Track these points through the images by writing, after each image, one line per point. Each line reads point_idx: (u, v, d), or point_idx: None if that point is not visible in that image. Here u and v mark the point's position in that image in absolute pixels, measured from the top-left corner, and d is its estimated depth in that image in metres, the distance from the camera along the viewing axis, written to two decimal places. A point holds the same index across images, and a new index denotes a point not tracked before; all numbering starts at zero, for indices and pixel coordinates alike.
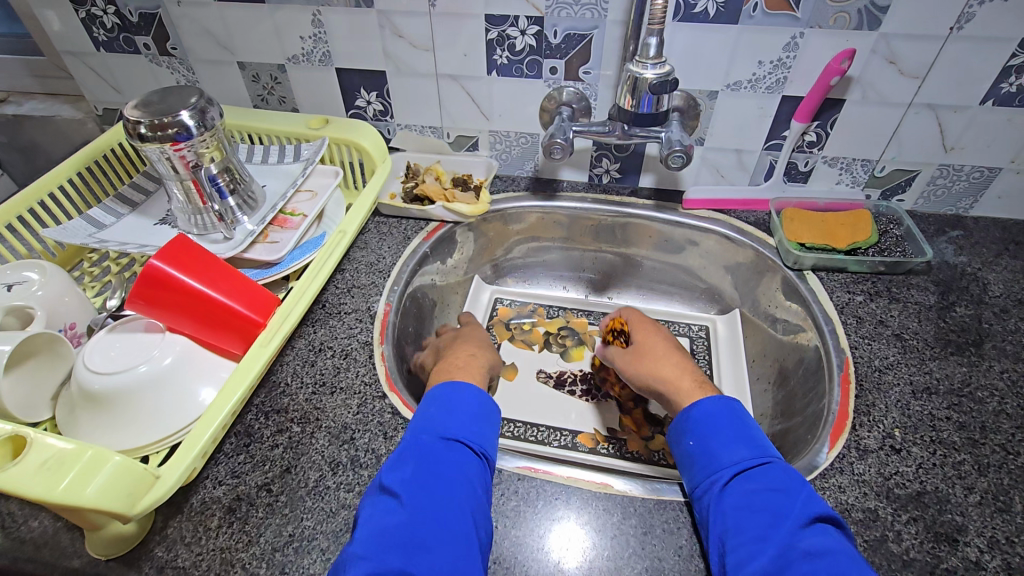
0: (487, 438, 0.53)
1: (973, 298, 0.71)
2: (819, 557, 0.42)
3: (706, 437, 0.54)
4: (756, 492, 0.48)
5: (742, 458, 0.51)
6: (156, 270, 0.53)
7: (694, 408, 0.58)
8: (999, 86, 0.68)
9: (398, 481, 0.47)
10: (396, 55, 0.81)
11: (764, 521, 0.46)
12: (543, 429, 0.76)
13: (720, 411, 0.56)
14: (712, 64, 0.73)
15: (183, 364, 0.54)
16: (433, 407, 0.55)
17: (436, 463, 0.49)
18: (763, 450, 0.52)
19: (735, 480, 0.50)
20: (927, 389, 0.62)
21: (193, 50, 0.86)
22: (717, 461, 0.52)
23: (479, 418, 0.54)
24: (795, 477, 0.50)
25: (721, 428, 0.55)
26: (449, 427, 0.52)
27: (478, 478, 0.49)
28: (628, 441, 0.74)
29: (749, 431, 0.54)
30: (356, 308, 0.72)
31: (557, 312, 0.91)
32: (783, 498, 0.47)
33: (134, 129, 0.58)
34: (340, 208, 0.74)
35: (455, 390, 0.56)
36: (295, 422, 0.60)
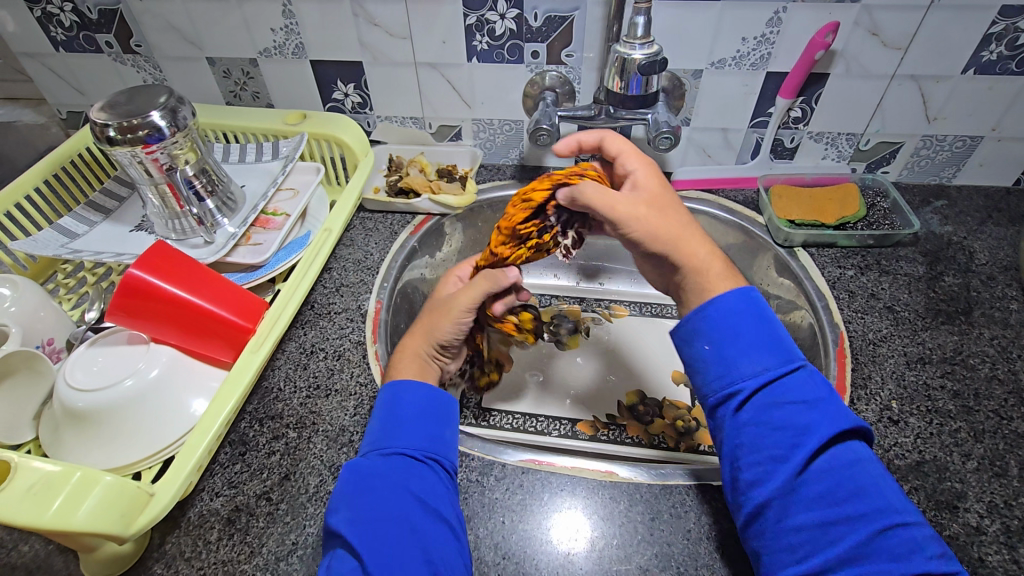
0: (437, 439, 0.52)
1: (960, 267, 0.72)
2: (837, 480, 0.43)
3: (722, 341, 0.49)
4: (780, 407, 0.46)
5: (760, 367, 0.48)
6: (134, 279, 0.50)
7: (710, 305, 0.51)
8: (980, 54, 0.69)
9: (343, 518, 0.46)
10: (372, 44, 0.78)
11: (785, 440, 0.45)
12: (542, 420, 0.75)
13: (742, 307, 0.50)
14: (696, 42, 0.72)
15: (172, 375, 0.52)
16: (374, 423, 0.52)
17: (381, 486, 0.47)
18: (786, 352, 0.49)
19: (755, 392, 0.47)
20: (920, 359, 0.62)
21: (159, 47, 0.83)
22: (738, 368, 0.48)
23: (424, 420, 0.52)
24: (819, 384, 0.48)
25: (740, 329, 0.49)
26: (393, 442, 0.50)
27: (433, 490, 0.48)
28: (628, 427, 0.74)
29: (769, 327, 0.49)
30: (346, 307, 0.71)
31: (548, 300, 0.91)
32: (808, 411, 0.46)
33: (101, 133, 0.55)
34: (324, 206, 0.72)
35: (395, 395, 0.53)
36: (291, 428, 0.59)
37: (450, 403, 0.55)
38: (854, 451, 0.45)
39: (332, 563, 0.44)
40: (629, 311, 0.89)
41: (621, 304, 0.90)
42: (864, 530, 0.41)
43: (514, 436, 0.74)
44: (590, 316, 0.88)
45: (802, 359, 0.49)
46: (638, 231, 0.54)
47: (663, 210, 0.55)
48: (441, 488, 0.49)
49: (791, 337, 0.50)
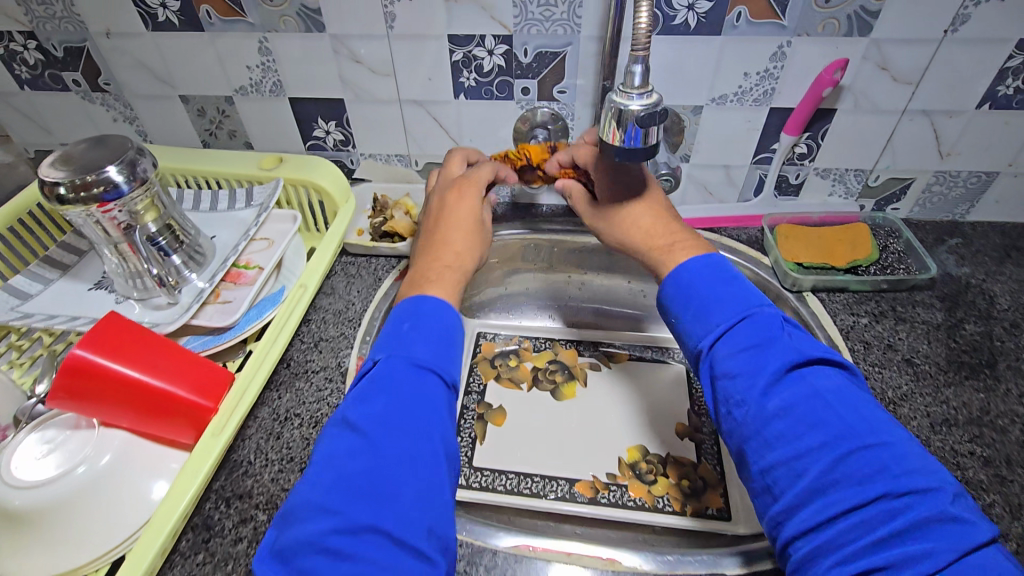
0: (452, 359, 0.48)
1: (980, 313, 0.67)
2: (806, 409, 0.42)
3: (686, 309, 0.51)
4: (738, 355, 0.47)
5: (716, 318, 0.49)
6: (77, 360, 0.44)
7: (671, 276, 0.54)
8: (996, 88, 0.65)
9: (363, 414, 0.43)
10: (353, 81, 0.74)
11: (749, 379, 0.45)
12: (537, 480, 0.69)
13: (700, 269, 0.52)
14: (696, 78, 0.68)
15: (124, 460, 0.47)
16: (403, 328, 0.48)
17: (400, 394, 0.44)
18: (743, 303, 0.50)
19: (715, 346, 0.48)
20: (945, 421, 0.58)
21: (129, 85, 0.78)
22: (704, 324, 0.50)
23: (443, 339, 0.49)
24: (771, 327, 0.47)
25: (697, 286, 0.51)
26: (417, 351, 0.47)
27: (445, 414, 0.45)
28: (630, 487, 0.68)
29: (727, 282, 0.51)
30: (324, 366, 0.66)
31: (544, 343, 0.84)
32: (766, 351, 0.46)
33: (50, 191, 0.50)
34: (300, 257, 0.67)
35: (416, 307, 0.50)
36: (261, 509, 0.54)
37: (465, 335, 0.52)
38: (821, 372, 0.45)
39: (337, 456, 0.41)
40: (630, 355, 0.82)
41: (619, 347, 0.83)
42: (833, 454, 0.40)
43: (507, 499, 0.67)
44: (588, 361, 0.81)
45: (762, 305, 0.50)
46: (633, 249, 0.60)
47: (662, 219, 0.59)
48: (441, 404, 0.45)
49: (753, 288, 0.51)
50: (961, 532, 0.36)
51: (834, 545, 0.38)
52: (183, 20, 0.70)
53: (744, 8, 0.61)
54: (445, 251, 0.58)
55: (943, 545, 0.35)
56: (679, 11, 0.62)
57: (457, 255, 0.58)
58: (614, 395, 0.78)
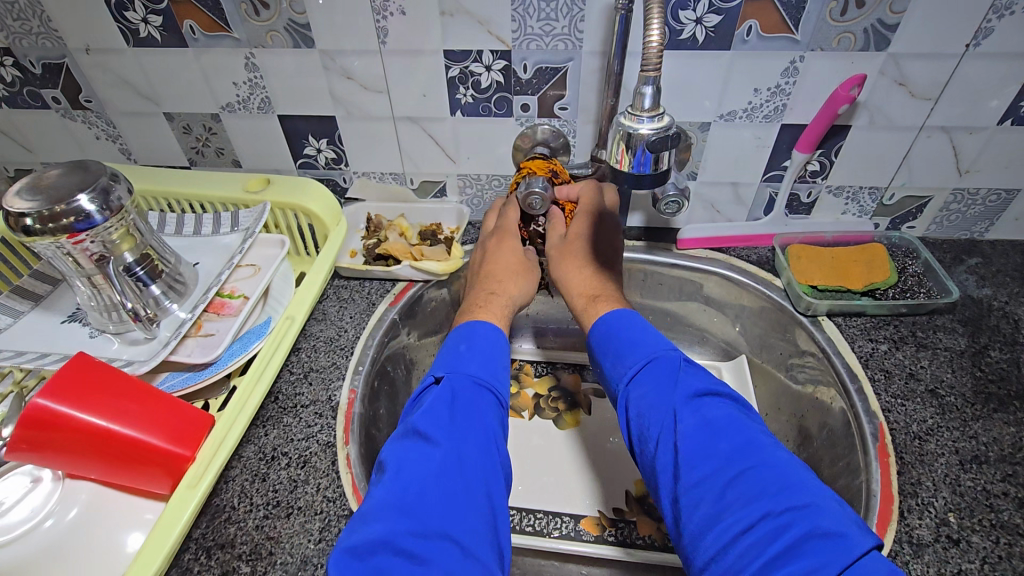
0: (501, 379, 0.51)
1: (1005, 339, 0.64)
2: (706, 438, 0.44)
3: (607, 348, 0.54)
4: (646, 392, 0.49)
5: (635, 356, 0.52)
6: (38, 410, 0.40)
7: (597, 322, 0.57)
8: (1019, 104, 0.62)
9: (428, 421, 0.45)
10: (345, 98, 0.71)
11: (659, 411, 0.47)
12: (541, 517, 0.66)
13: (619, 316, 0.56)
14: (703, 94, 0.65)
15: (91, 515, 0.44)
16: (459, 348, 0.52)
17: (468, 410, 0.47)
18: (654, 346, 0.53)
19: (629, 384, 0.51)
20: (975, 459, 0.54)
21: (111, 102, 0.75)
22: (622, 363, 0.52)
23: (497, 363, 0.52)
24: (679, 368, 0.50)
25: (619, 330, 0.55)
26: (475, 369, 0.50)
27: (497, 424, 0.48)
28: (638, 524, 0.65)
29: (645, 328, 0.54)
30: (314, 399, 0.62)
31: (545, 368, 0.81)
32: (669, 389, 0.48)
33: (16, 223, 0.47)
34: (289, 285, 0.64)
35: (469, 331, 0.54)
36: (244, 561, 0.50)
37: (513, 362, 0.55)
38: (724, 409, 0.47)
39: (407, 458, 0.43)
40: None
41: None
42: (729, 478, 0.41)
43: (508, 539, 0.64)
44: (591, 387, 0.79)
45: (674, 349, 0.53)
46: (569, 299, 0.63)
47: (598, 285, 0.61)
48: (495, 417, 0.48)
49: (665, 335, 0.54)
50: (842, 546, 0.36)
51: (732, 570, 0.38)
52: (166, 36, 0.67)
53: (754, 22, 0.58)
54: (492, 283, 0.63)
55: (823, 561, 0.35)
56: (686, 25, 0.59)
57: (502, 284, 0.62)
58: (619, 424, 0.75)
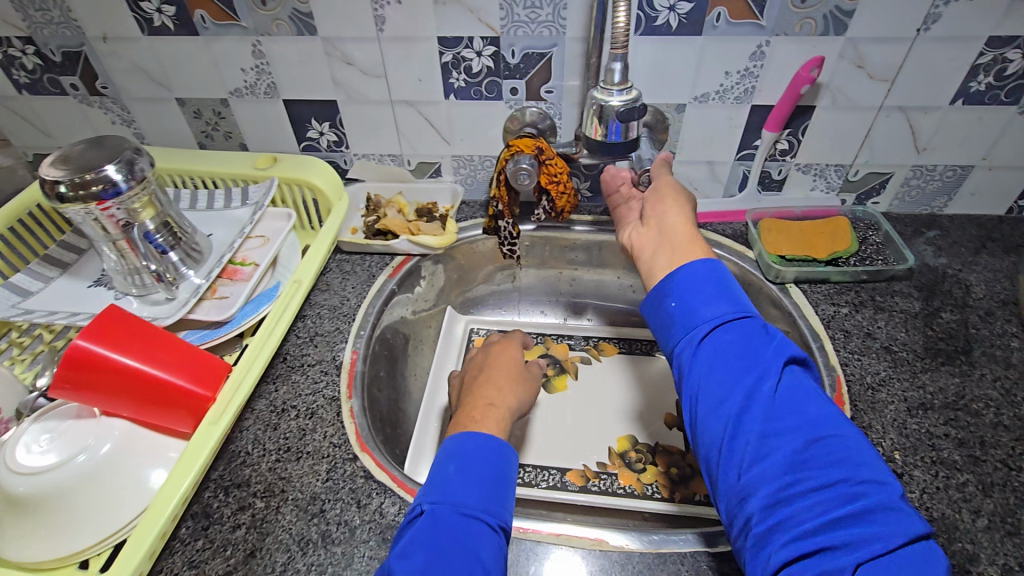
0: (504, 504, 0.47)
1: (957, 302, 0.70)
2: (784, 404, 0.43)
3: (686, 296, 0.51)
4: (731, 342, 0.47)
5: (710, 309, 0.50)
6: (78, 351, 0.46)
7: (677, 272, 0.53)
8: (968, 84, 0.67)
9: (408, 567, 0.41)
10: (346, 82, 0.76)
11: (733, 371, 0.46)
12: (529, 470, 0.71)
13: (706, 273, 0.52)
14: (678, 78, 0.70)
15: (125, 449, 0.49)
16: (446, 470, 0.48)
17: (454, 547, 0.43)
18: (741, 305, 0.50)
19: (713, 333, 0.49)
20: (922, 405, 0.60)
21: (126, 89, 0.80)
22: (694, 315, 0.50)
23: (497, 483, 0.48)
24: (767, 330, 0.48)
25: (701, 285, 0.51)
26: (465, 498, 0.46)
27: (494, 555, 0.44)
28: (619, 476, 0.70)
29: (729, 288, 0.51)
30: (319, 359, 0.67)
31: (535, 338, 0.86)
32: (757, 346, 0.47)
33: (51, 190, 0.52)
34: (295, 253, 0.69)
35: (460, 448, 0.50)
36: (258, 496, 0.55)
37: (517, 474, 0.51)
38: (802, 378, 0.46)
39: None
40: (619, 349, 0.85)
41: (609, 341, 0.86)
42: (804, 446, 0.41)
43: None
44: (578, 355, 0.84)
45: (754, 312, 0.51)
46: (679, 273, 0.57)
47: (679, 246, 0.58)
48: (495, 552, 0.44)
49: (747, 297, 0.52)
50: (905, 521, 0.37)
51: (793, 522, 0.39)
52: (179, 25, 0.72)
53: (723, 9, 0.63)
54: (487, 390, 0.60)
55: (890, 529, 0.37)
56: (660, 12, 0.64)
57: (497, 392, 0.60)
58: (602, 387, 0.80)
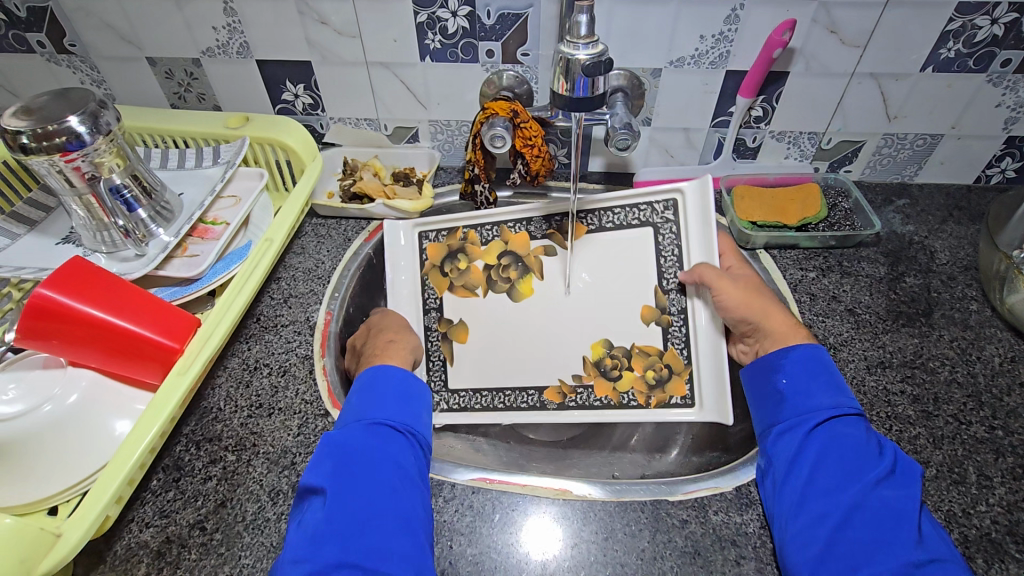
0: (415, 417, 0.54)
1: (920, 267, 0.71)
2: (903, 509, 0.46)
3: (798, 381, 0.56)
4: (844, 437, 0.51)
5: (842, 401, 0.54)
6: (42, 299, 0.47)
7: (789, 353, 0.58)
8: (938, 51, 0.68)
9: (323, 473, 0.47)
10: (320, 43, 0.75)
11: (845, 463, 0.49)
12: (509, 392, 0.70)
13: (819, 360, 0.57)
14: (653, 41, 0.70)
15: (91, 399, 0.49)
16: (353, 398, 0.54)
17: (366, 452, 0.49)
18: (852, 401, 0.54)
19: (824, 424, 0.53)
20: (880, 363, 0.61)
21: (95, 47, 0.78)
22: (808, 404, 0.54)
23: (403, 399, 0.55)
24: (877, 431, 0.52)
25: (820, 374, 0.56)
26: (375, 414, 0.52)
27: (412, 459, 0.50)
28: (595, 387, 0.68)
29: (840, 382, 0.55)
30: (293, 320, 0.67)
31: (490, 232, 0.72)
32: (868, 446, 0.50)
33: (14, 141, 0.51)
34: (268, 214, 0.68)
35: (369, 378, 0.56)
36: (230, 450, 0.56)
37: (422, 391, 0.57)
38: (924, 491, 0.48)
39: (309, 514, 0.45)
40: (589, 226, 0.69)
41: (582, 217, 0.69)
42: (916, 557, 0.42)
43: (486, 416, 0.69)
44: (540, 245, 0.71)
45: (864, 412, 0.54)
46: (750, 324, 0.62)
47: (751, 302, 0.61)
48: (409, 455, 0.51)
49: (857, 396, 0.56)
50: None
51: None
52: None
53: None
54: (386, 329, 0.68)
55: None
56: None
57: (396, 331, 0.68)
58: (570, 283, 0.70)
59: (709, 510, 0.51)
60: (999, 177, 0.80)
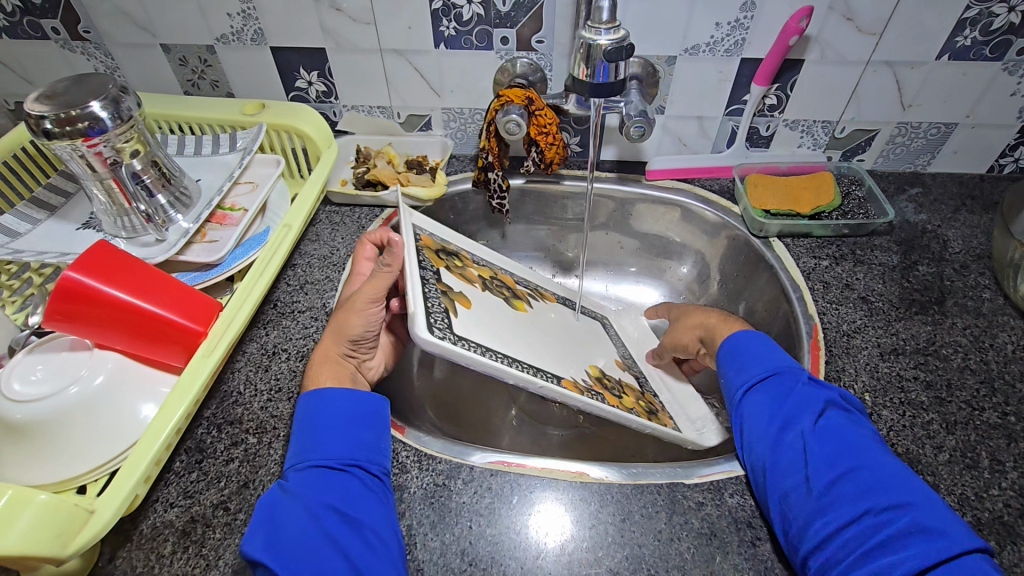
0: (362, 443, 0.51)
1: (934, 256, 0.72)
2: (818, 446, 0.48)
3: (732, 362, 0.59)
4: (770, 399, 0.54)
5: (767, 367, 0.56)
6: (71, 283, 0.48)
7: (725, 341, 0.61)
8: (955, 39, 0.67)
9: (259, 543, 0.43)
10: (335, 30, 0.75)
11: (771, 420, 0.52)
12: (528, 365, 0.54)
13: (748, 337, 0.60)
14: (669, 28, 0.69)
15: (117, 380, 0.50)
16: (296, 439, 0.51)
17: (304, 499, 0.46)
18: (780, 362, 0.56)
19: (751, 391, 0.55)
20: (893, 350, 0.62)
21: (110, 34, 0.78)
22: (739, 377, 0.57)
23: (348, 425, 0.52)
24: (805, 383, 0.54)
25: (748, 348, 0.59)
26: (319, 453, 0.49)
27: (359, 492, 0.48)
28: (606, 395, 0.60)
29: (769, 349, 0.58)
30: (309, 306, 0.68)
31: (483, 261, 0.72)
32: (791, 401, 0.52)
33: (37, 126, 0.52)
34: (284, 200, 0.69)
35: (308, 410, 0.52)
36: (250, 433, 0.56)
37: (372, 408, 0.54)
38: (840, 419, 0.51)
39: None
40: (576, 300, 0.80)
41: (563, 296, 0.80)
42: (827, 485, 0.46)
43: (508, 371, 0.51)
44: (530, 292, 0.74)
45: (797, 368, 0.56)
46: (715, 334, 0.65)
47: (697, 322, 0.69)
48: (355, 488, 0.48)
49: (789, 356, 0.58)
50: (940, 544, 0.41)
51: (833, 560, 0.42)
52: None
53: None
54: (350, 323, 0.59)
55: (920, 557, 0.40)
56: None
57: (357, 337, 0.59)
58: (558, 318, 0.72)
59: (724, 493, 0.52)
60: (1012, 166, 0.80)
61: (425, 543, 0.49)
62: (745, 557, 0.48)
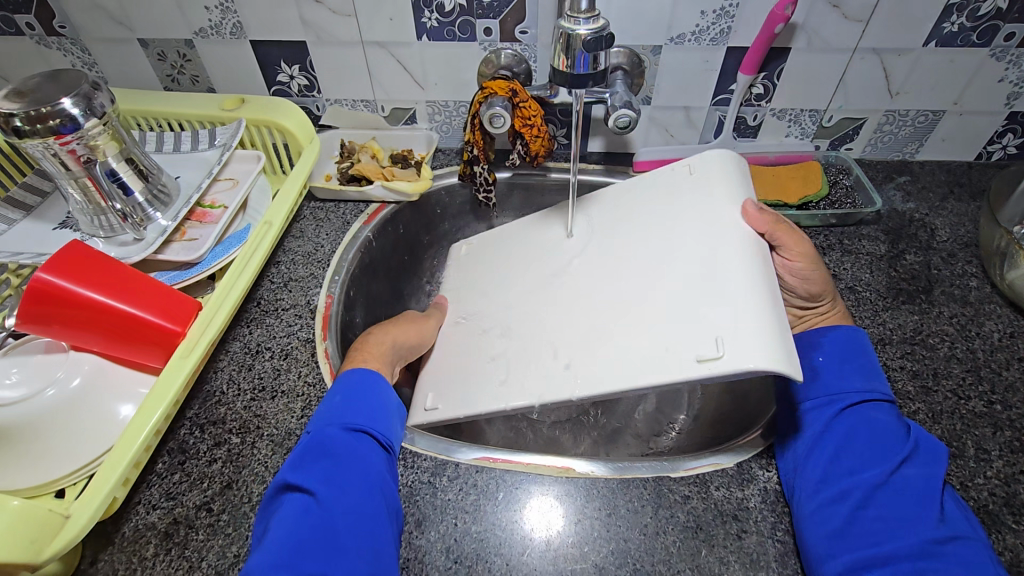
0: (394, 429, 0.52)
1: (921, 244, 0.71)
2: (925, 489, 0.47)
3: (833, 363, 0.56)
4: (872, 421, 0.52)
5: (874, 387, 0.54)
6: (42, 284, 0.46)
7: (822, 337, 0.59)
8: (942, 25, 0.67)
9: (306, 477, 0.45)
10: (315, 22, 0.74)
11: (863, 445, 0.50)
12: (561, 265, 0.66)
13: (851, 342, 0.57)
14: (654, 17, 0.68)
15: (95, 383, 0.50)
16: (337, 399, 0.52)
17: (344, 458, 0.47)
18: (884, 388, 0.54)
19: (854, 405, 0.53)
20: (880, 340, 0.62)
21: (85, 28, 0.77)
22: (842, 386, 0.55)
23: (386, 409, 0.53)
24: (900, 419, 0.52)
25: (855, 358, 0.56)
26: (356, 419, 0.50)
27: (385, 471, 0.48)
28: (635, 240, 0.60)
29: (875, 367, 0.56)
30: (294, 303, 0.67)
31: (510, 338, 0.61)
32: (886, 433, 0.50)
33: (6, 123, 0.50)
34: (266, 196, 0.68)
35: (355, 379, 0.53)
36: (234, 433, 0.56)
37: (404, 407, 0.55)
38: (926, 467, 0.48)
39: (287, 515, 0.43)
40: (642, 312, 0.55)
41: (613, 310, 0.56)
42: (939, 535, 0.43)
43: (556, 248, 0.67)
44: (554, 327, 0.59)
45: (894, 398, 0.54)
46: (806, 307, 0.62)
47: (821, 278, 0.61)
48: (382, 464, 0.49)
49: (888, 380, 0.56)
50: None
51: None
52: None
53: None
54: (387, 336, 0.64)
55: None
56: None
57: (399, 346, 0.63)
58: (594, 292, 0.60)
59: (710, 486, 0.52)
60: (1000, 153, 0.80)
61: (410, 542, 0.49)
62: (730, 550, 0.48)
